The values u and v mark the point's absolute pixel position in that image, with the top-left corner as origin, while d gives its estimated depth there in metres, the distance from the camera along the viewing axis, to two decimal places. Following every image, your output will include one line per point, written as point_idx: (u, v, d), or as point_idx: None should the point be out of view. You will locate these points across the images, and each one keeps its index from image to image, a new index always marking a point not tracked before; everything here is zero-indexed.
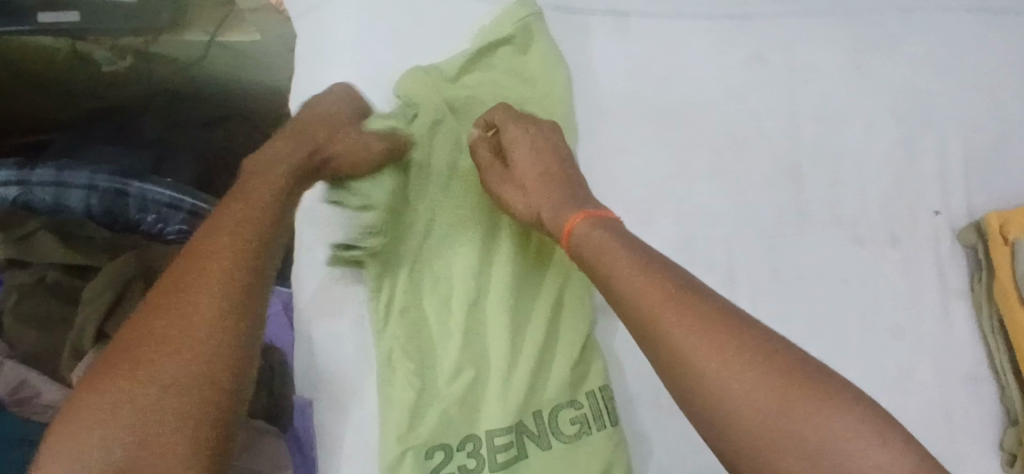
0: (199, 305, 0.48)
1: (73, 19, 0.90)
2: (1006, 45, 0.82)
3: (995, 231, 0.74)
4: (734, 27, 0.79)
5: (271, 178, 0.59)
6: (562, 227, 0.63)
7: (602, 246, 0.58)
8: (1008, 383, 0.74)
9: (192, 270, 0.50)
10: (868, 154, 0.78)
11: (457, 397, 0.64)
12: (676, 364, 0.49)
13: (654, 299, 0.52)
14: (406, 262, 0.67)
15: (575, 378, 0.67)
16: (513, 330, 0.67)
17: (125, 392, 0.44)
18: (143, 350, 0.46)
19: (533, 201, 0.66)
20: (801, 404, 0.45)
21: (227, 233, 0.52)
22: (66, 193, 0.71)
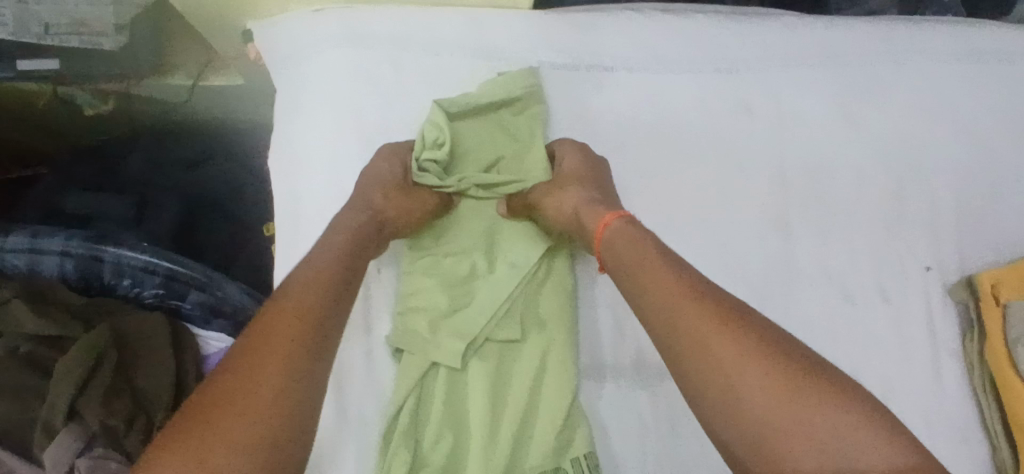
0: (267, 376, 0.49)
1: (54, 64, 0.88)
2: (995, 96, 0.82)
3: (987, 291, 0.73)
4: (719, 80, 0.78)
5: (349, 240, 0.61)
6: (596, 223, 0.63)
7: (628, 240, 0.59)
8: (1000, 443, 0.72)
9: (263, 338, 0.51)
10: (857, 207, 0.77)
11: (436, 459, 0.63)
12: (692, 359, 0.49)
13: (673, 295, 0.52)
14: (419, 318, 0.67)
15: (560, 442, 0.65)
16: (501, 386, 0.66)
17: (217, 425, 0.45)
18: (219, 409, 0.46)
19: (565, 200, 0.66)
20: (818, 400, 0.45)
21: (311, 285, 0.55)
22: (39, 259, 0.70)
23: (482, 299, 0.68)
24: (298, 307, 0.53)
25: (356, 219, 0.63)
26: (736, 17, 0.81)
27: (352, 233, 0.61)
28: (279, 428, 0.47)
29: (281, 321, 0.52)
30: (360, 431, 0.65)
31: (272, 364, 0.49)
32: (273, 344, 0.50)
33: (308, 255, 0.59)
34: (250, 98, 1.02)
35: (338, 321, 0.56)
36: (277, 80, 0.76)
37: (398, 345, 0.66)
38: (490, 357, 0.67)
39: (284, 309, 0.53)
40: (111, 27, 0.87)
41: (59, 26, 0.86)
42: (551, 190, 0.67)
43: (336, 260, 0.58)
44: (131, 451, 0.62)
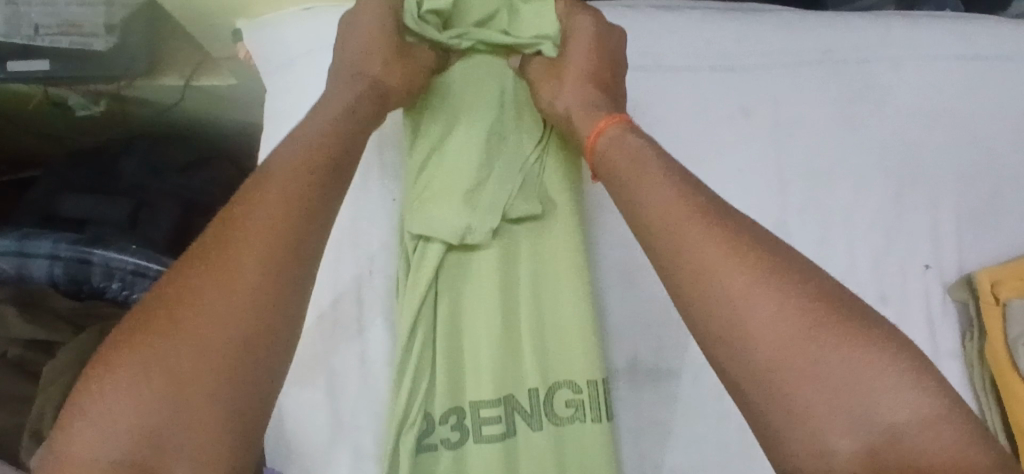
0: (240, 270, 0.48)
1: (43, 66, 0.87)
2: (996, 96, 0.81)
3: (987, 290, 0.72)
4: (717, 80, 0.77)
5: (335, 131, 0.57)
6: (591, 132, 0.60)
7: (627, 155, 0.56)
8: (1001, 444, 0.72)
9: (237, 231, 0.49)
10: (856, 208, 0.76)
11: (442, 360, 0.60)
12: (696, 291, 0.48)
13: (681, 220, 0.50)
14: (429, 202, 0.62)
15: (576, 359, 0.62)
16: (514, 286, 0.62)
17: (183, 319, 0.46)
18: (188, 301, 0.47)
19: (562, 93, 0.63)
20: (831, 334, 0.45)
21: (293, 173, 0.53)
22: (28, 263, 0.68)
23: (497, 178, 0.62)
24: (273, 207, 0.51)
25: (343, 104, 0.59)
26: (733, 16, 0.80)
27: (340, 126, 0.57)
28: (253, 324, 0.47)
29: (260, 212, 0.50)
30: (354, 433, 0.66)
31: (245, 259, 0.48)
32: (247, 240, 0.49)
33: (294, 140, 0.55)
34: (243, 99, 1.00)
35: (325, 214, 0.53)
36: (269, 82, 0.75)
37: (415, 232, 0.61)
38: (504, 248, 0.62)
39: (264, 198, 0.51)
40: (102, 28, 0.87)
41: (49, 27, 0.86)
42: (549, 79, 0.64)
43: (323, 150, 0.55)
44: None
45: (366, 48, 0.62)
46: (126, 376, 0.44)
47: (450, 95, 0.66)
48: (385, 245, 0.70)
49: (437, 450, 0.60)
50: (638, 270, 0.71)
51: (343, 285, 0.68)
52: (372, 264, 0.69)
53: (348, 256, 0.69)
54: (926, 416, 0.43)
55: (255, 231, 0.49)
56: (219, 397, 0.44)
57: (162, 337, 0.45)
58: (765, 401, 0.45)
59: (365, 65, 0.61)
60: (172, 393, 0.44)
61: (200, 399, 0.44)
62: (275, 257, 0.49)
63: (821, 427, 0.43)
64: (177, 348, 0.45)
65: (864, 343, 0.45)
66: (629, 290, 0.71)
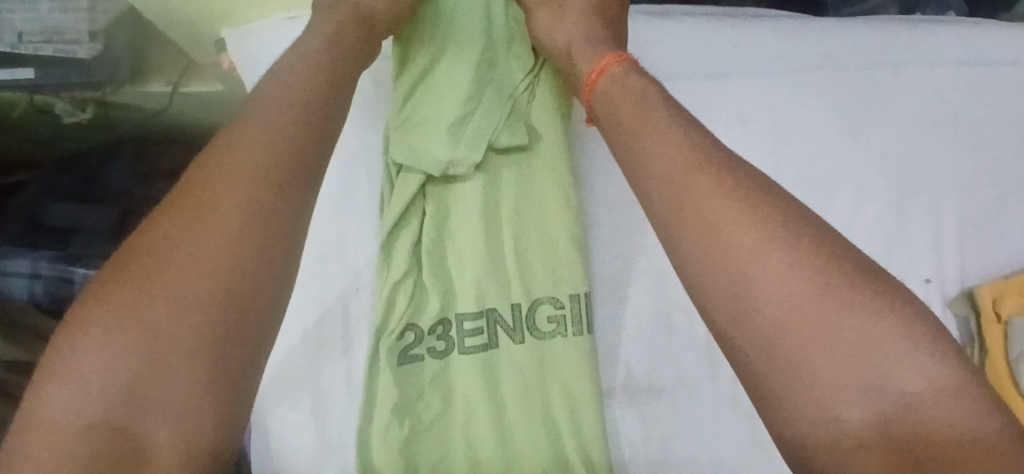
0: (227, 212, 0.47)
1: (27, 75, 0.85)
2: (998, 102, 0.79)
3: (989, 306, 0.70)
4: (714, 86, 0.75)
5: (315, 78, 0.56)
6: (593, 66, 0.63)
7: (623, 85, 0.59)
8: None
9: (221, 175, 0.48)
10: (855, 217, 0.74)
11: (429, 276, 0.66)
12: (699, 242, 0.47)
13: (688, 177, 0.49)
14: (419, 131, 0.66)
15: (557, 278, 0.67)
16: (496, 212, 0.67)
17: (163, 268, 0.45)
18: (168, 250, 0.45)
19: (562, 28, 0.67)
20: (844, 297, 0.43)
21: (271, 120, 0.52)
22: (7, 282, 0.65)
23: (484, 110, 0.66)
24: (253, 154, 0.50)
25: (325, 53, 0.58)
26: (731, 21, 0.78)
27: (320, 73, 0.56)
28: (244, 261, 0.46)
29: (239, 159, 0.49)
30: (343, 453, 0.65)
31: (226, 206, 0.47)
32: (231, 184, 0.48)
33: (272, 86, 0.54)
34: (228, 106, 0.99)
35: (315, 157, 0.52)
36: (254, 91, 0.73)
37: (398, 160, 0.66)
38: (489, 182, 0.67)
39: (242, 145, 0.50)
40: (84, 35, 0.86)
41: (32, 34, 0.85)
42: (550, 19, 0.68)
43: (304, 97, 0.54)
44: None
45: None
46: (105, 327, 0.43)
47: (442, 31, 0.68)
48: (371, 261, 0.68)
49: (423, 360, 0.65)
50: (631, 288, 0.71)
51: (328, 301, 0.67)
52: (359, 279, 0.68)
53: (335, 273, 0.68)
54: (938, 390, 0.41)
55: (235, 178, 0.48)
56: (206, 343, 0.43)
57: (141, 286, 0.44)
58: (764, 365, 0.43)
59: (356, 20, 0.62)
60: (155, 341, 0.43)
61: (185, 345, 0.43)
62: (265, 198, 0.48)
63: (831, 395, 0.41)
64: (163, 291, 0.44)
65: (881, 314, 0.43)
66: (623, 306, 0.70)
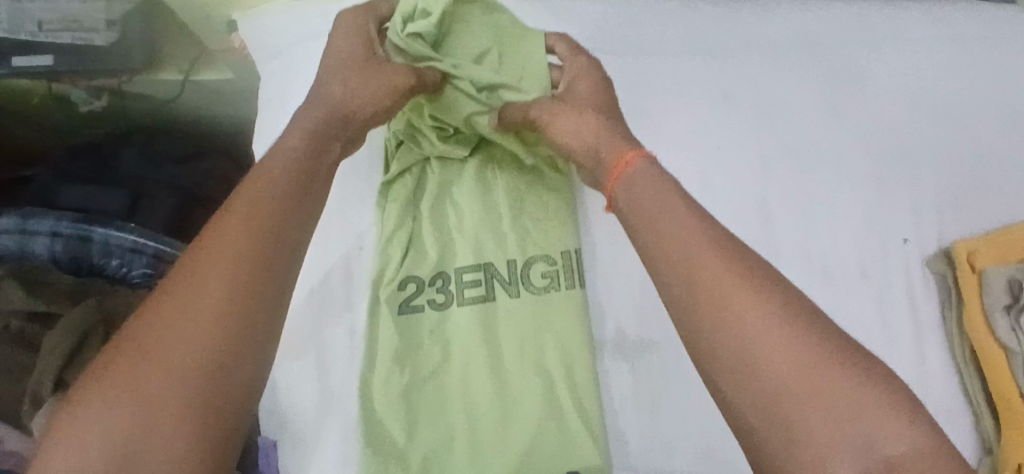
0: (210, 301, 0.50)
1: (48, 61, 0.91)
2: (973, 75, 0.82)
3: (964, 259, 0.73)
4: (699, 62, 0.79)
5: (303, 153, 0.61)
6: (615, 161, 0.60)
7: (651, 186, 0.57)
8: (982, 413, 0.72)
9: (198, 278, 0.51)
10: (837, 183, 0.77)
11: (427, 227, 0.71)
12: (705, 318, 0.49)
13: (695, 250, 0.52)
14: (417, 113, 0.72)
15: (551, 235, 0.72)
16: (489, 211, 0.72)
17: (154, 340, 0.48)
18: (158, 325, 0.48)
19: (580, 125, 0.64)
20: (834, 367, 0.46)
21: (258, 199, 0.56)
22: (27, 241, 0.67)
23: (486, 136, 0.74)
24: (241, 231, 0.53)
25: (288, 158, 0.60)
26: (714, 3, 0.83)
27: (311, 153, 0.62)
28: (224, 360, 0.49)
29: (228, 236, 0.53)
30: (343, 408, 0.67)
31: (214, 281, 0.51)
32: (219, 260, 0.52)
33: (264, 165, 0.59)
34: (240, 94, 1.04)
35: (289, 256, 0.55)
36: (264, 71, 0.78)
37: (400, 136, 0.73)
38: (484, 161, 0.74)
39: (232, 223, 0.54)
40: (101, 24, 0.89)
41: (52, 23, 0.88)
42: (560, 113, 0.65)
43: (294, 175, 0.59)
44: None
45: (370, 82, 0.65)
46: (98, 401, 0.45)
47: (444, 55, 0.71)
48: (372, 223, 0.72)
49: (423, 310, 0.69)
50: (622, 248, 0.74)
51: (331, 261, 0.70)
52: (361, 241, 0.72)
53: (338, 235, 0.71)
54: (917, 455, 0.43)
55: (224, 254, 0.52)
56: (194, 411, 0.46)
57: (133, 360, 0.47)
58: (762, 427, 0.45)
59: (339, 110, 0.64)
60: (143, 412, 0.45)
61: (172, 415, 0.46)
62: (237, 303, 0.51)
63: (823, 458, 0.43)
64: (152, 365, 0.47)
65: (867, 385, 0.46)
66: (613, 264, 0.73)
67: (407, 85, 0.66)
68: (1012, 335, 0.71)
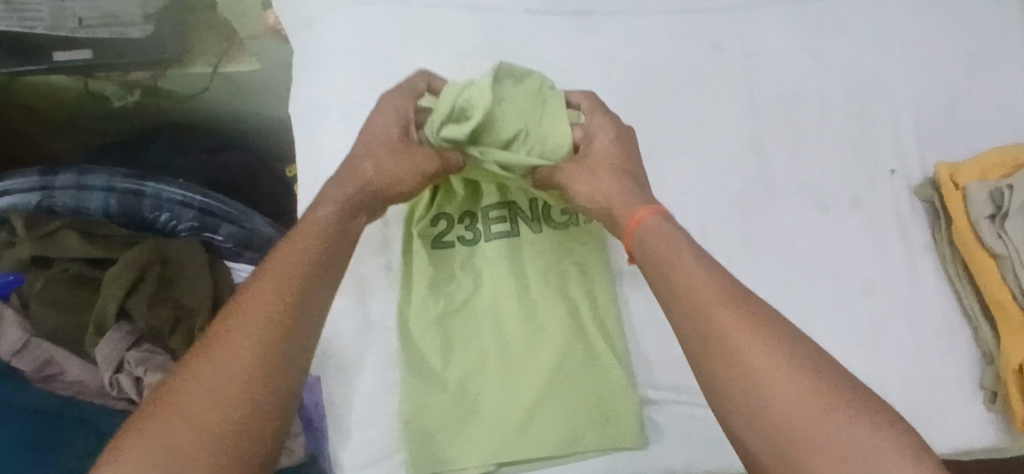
0: (237, 365, 0.50)
1: (86, 55, 0.96)
2: (942, 18, 0.88)
3: (946, 180, 0.78)
4: (688, 19, 0.86)
5: (331, 220, 0.61)
6: (628, 218, 0.63)
7: (664, 238, 0.60)
8: (980, 325, 0.77)
9: (228, 341, 0.51)
10: (825, 124, 0.83)
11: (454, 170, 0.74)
12: (722, 370, 0.52)
13: (713, 303, 0.55)
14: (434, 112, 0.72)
15: None
16: (515, 249, 0.74)
17: (183, 404, 0.48)
18: (188, 389, 0.49)
19: (599, 186, 0.65)
20: (843, 411, 0.48)
21: (289, 264, 0.56)
22: (86, 195, 0.75)
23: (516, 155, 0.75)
24: (271, 294, 0.54)
25: (320, 227, 0.60)
26: None
27: (342, 220, 0.62)
28: (249, 426, 0.48)
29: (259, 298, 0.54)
30: (382, 336, 0.72)
31: (243, 345, 0.51)
32: (249, 322, 0.52)
33: (296, 229, 0.60)
34: (268, 87, 1.09)
35: (314, 320, 0.55)
36: (297, 44, 0.84)
37: None
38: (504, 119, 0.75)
39: (262, 286, 0.54)
40: (138, 18, 0.97)
41: (91, 19, 0.97)
42: (577, 174, 0.66)
43: (323, 239, 0.59)
44: (176, 349, 0.66)
45: (401, 162, 0.64)
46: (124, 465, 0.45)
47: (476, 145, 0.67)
48: None
49: (454, 245, 0.74)
50: None
51: None
52: None
53: None
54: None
55: (255, 317, 0.52)
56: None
57: (161, 425, 0.47)
58: (774, 462, 0.48)
59: (368, 186, 0.64)
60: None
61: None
62: (264, 364, 0.51)
63: None
64: (178, 430, 0.46)
65: (879, 426, 0.47)
66: None
67: (435, 170, 0.66)
68: (998, 240, 0.73)
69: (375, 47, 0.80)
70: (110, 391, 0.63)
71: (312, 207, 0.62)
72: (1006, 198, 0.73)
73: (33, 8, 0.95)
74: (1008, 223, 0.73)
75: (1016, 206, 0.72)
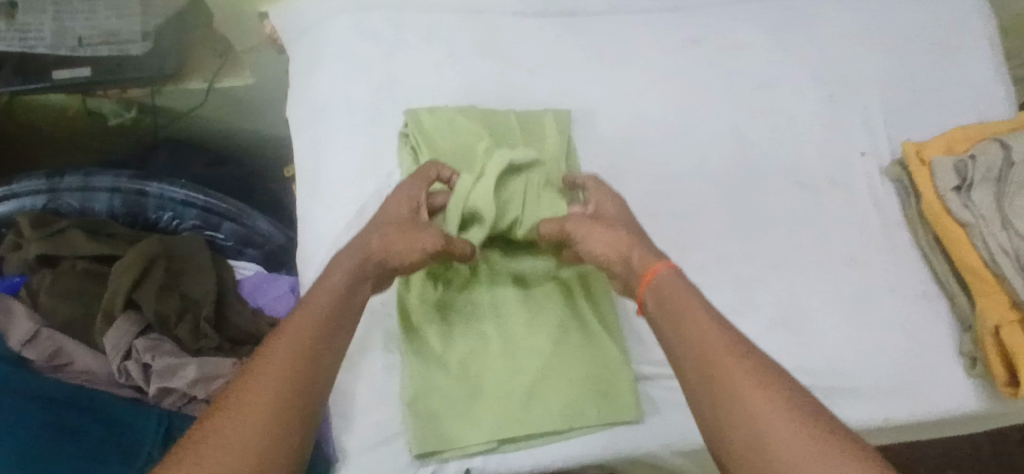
0: (255, 416, 0.49)
1: (86, 73, 0.98)
2: (903, 10, 0.94)
3: (915, 157, 0.83)
4: (666, 17, 0.91)
5: (342, 286, 0.61)
6: (646, 269, 0.63)
7: (674, 292, 0.60)
8: (956, 293, 0.80)
9: (246, 394, 0.50)
10: (797, 110, 0.88)
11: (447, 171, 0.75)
12: (717, 406, 0.52)
13: (717, 350, 0.54)
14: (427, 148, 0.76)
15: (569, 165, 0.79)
16: (528, 298, 0.75)
17: (199, 455, 0.46)
18: (204, 442, 0.47)
19: (609, 242, 0.66)
20: (842, 460, 0.46)
21: (307, 324, 0.57)
22: (92, 196, 0.80)
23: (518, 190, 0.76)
24: (289, 351, 0.54)
25: (334, 291, 0.60)
26: None
27: (351, 288, 0.62)
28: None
29: (278, 355, 0.53)
30: (386, 321, 0.74)
31: (262, 398, 0.50)
32: (267, 376, 0.52)
33: (310, 293, 0.60)
34: (264, 102, 1.13)
35: (325, 380, 0.55)
36: (295, 51, 0.88)
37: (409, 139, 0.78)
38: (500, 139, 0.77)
39: (280, 343, 0.54)
40: (138, 35, 0.99)
41: (91, 38, 0.97)
42: (591, 229, 0.66)
43: (337, 303, 0.60)
44: (181, 338, 0.70)
45: (403, 238, 0.64)
46: None
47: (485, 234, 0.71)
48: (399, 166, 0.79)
49: None
50: (618, 173, 0.82)
51: (366, 198, 0.77)
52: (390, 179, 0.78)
53: (371, 170, 0.78)
54: None
55: (274, 372, 0.52)
56: None
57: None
58: None
59: (372, 258, 0.63)
60: None
61: None
62: (281, 417, 0.50)
63: None
64: None
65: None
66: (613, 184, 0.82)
67: (436, 247, 0.64)
68: (964, 208, 0.77)
69: (372, 49, 0.84)
70: (119, 378, 0.67)
71: (323, 274, 0.62)
72: (970, 169, 0.78)
73: (33, 30, 0.95)
74: (972, 192, 0.77)
75: (979, 177, 0.78)
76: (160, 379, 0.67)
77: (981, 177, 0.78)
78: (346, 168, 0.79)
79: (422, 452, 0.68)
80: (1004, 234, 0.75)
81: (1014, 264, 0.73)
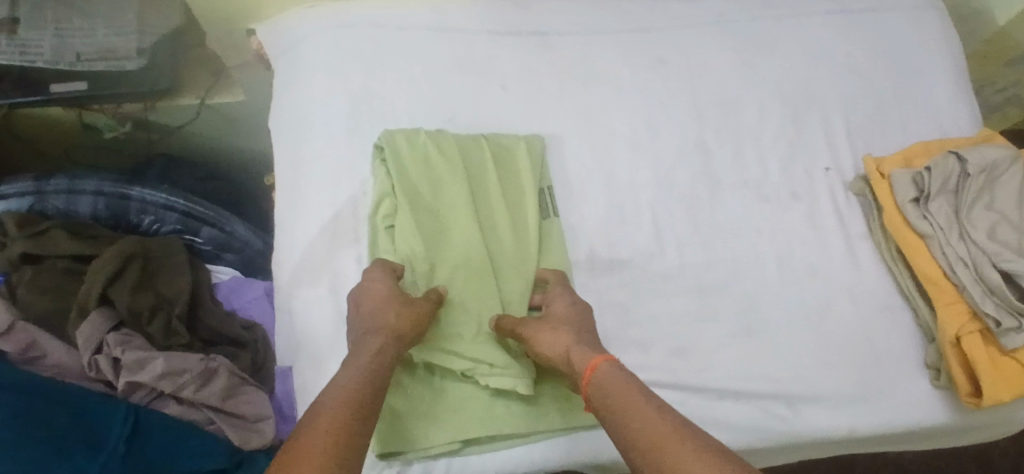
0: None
1: (83, 86, 1.02)
2: (865, 35, 0.97)
3: (873, 170, 0.85)
4: (635, 38, 0.94)
5: (372, 362, 0.62)
6: (584, 366, 0.64)
7: (618, 385, 0.61)
8: (919, 305, 0.82)
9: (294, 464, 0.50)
10: (760, 129, 0.91)
11: (419, 189, 0.77)
12: None
13: (663, 438, 0.55)
14: (399, 177, 0.77)
15: (539, 177, 0.82)
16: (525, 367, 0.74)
17: None
18: None
19: (555, 342, 0.67)
20: None
21: (345, 396, 0.58)
22: (77, 198, 0.85)
23: (482, 213, 0.78)
24: (334, 422, 0.55)
25: (367, 367, 0.61)
26: None
27: (381, 362, 0.63)
28: None
29: (325, 423, 0.54)
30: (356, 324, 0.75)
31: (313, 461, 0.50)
32: (315, 443, 0.52)
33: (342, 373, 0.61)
34: (249, 118, 1.16)
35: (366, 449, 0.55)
36: (279, 63, 0.91)
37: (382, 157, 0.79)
38: (473, 167, 0.79)
39: (325, 412, 0.55)
40: (134, 51, 1.01)
41: (89, 54, 0.99)
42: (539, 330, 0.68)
43: (367, 379, 0.60)
44: (153, 334, 0.76)
45: (405, 310, 0.67)
46: None
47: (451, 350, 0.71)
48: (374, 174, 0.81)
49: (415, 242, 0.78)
50: (584, 184, 0.85)
51: (340, 203, 0.79)
52: (365, 186, 0.80)
53: (347, 178, 0.81)
54: None
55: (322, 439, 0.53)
56: None
57: None
58: None
59: (388, 333, 0.65)
60: None
61: None
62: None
63: None
64: None
65: None
66: (583, 197, 0.84)
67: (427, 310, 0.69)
68: (922, 220, 0.79)
69: (351, 64, 0.87)
70: (89, 371, 0.71)
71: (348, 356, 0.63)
72: (926, 181, 0.80)
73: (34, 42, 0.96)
74: (930, 204, 0.79)
75: (936, 189, 0.80)
76: (128, 373, 0.71)
77: (937, 188, 0.79)
78: (322, 176, 0.81)
79: (384, 451, 0.69)
80: (962, 245, 0.77)
81: (972, 276, 0.75)
